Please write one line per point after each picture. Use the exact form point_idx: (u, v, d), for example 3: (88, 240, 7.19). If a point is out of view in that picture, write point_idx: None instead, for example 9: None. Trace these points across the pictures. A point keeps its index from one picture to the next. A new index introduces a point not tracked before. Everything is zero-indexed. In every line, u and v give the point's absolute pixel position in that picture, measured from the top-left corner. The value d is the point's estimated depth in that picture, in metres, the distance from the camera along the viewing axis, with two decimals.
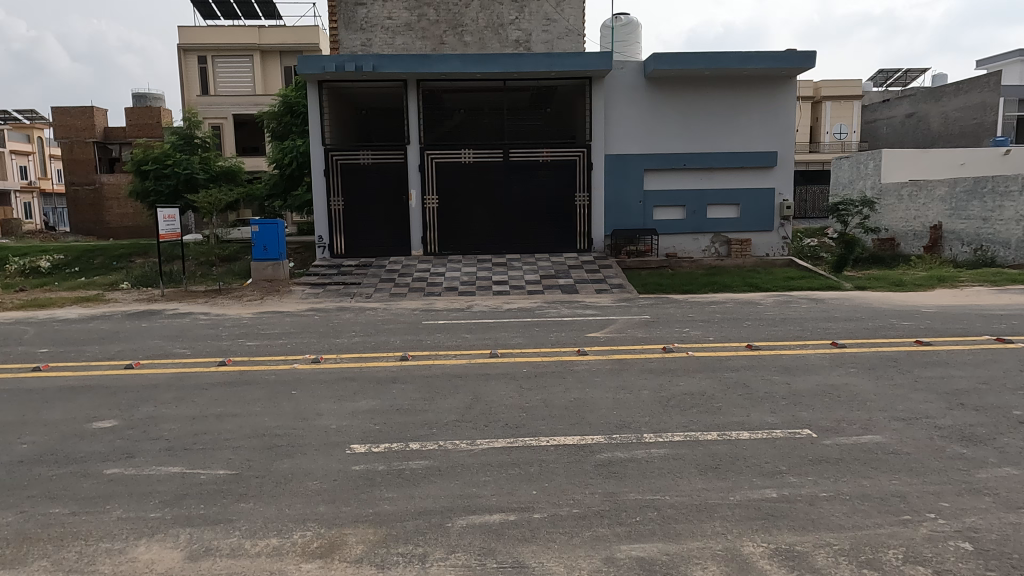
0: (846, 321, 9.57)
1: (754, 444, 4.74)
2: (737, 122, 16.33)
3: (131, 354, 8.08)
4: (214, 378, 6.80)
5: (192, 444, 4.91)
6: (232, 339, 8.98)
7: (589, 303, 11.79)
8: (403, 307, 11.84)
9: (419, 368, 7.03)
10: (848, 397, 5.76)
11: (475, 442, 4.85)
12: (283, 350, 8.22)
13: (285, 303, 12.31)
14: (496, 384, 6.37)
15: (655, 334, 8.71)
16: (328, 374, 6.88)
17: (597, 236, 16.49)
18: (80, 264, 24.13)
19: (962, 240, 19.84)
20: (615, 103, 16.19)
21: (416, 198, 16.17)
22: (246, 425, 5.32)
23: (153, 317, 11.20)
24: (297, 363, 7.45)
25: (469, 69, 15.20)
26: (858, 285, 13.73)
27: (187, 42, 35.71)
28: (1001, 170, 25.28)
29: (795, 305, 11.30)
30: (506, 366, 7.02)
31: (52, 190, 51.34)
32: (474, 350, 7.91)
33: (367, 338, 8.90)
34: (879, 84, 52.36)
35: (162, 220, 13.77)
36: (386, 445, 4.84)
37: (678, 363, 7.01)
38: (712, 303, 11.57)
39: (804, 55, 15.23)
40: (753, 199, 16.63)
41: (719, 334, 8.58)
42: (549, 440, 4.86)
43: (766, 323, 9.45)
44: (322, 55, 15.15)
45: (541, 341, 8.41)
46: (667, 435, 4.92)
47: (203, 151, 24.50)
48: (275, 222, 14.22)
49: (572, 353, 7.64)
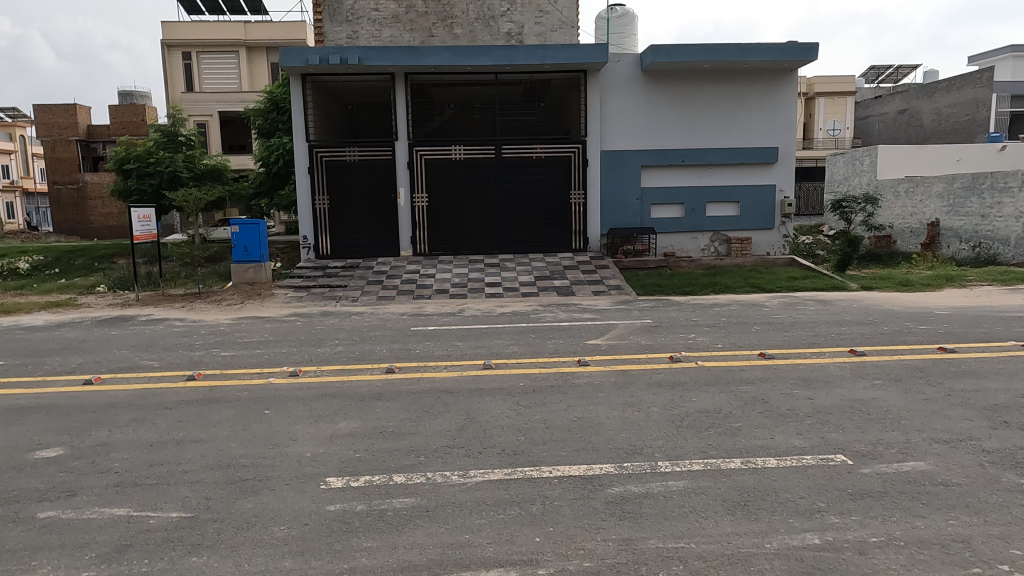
0: (859, 325, 9.04)
1: (783, 475, 4.19)
2: (736, 116, 15.82)
3: (93, 368, 7.43)
4: (180, 396, 6.18)
5: (145, 479, 4.31)
6: (205, 349, 8.34)
7: (587, 307, 11.22)
8: (391, 312, 11.22)
9: (406, 383, 6.43)
10: (880, 415, 5.22)
11: (469, 474, 4.28)
12: (260, 361, 7.60)
13: (267, 308, 11.67)
14: (491, 401, 5.80)
15: (659, 341, 8.16)
16: (307, 391, 6.27)
17: (593, 235, 15.94)
18: (60, 265, 23.37)
19: (961, 237, 19.42)
20: (610, 96, 15.63)
21: (405, 196, 15.57)
22: (208, 454, 4.71)
23: (125, 324, 10.52)
24: (273, 377, 6.83)
25: (459, 61, 14.61)
26: (864, 285, 13.26)
27: (170, 37, 34.86)
28: (995, 167, 24.97)
29: (803, 307, 10.79)
30: (501, 379, 6.44)
31: (36, 189, 50.21)
32: (466, 360, 7.31)
33: (351, 347, 8.28)
34: (872, 80, 52.16)
35: (137, 220, 13.09)
36: (367, 478, 4.25)
37: (688, 375, 6.45)
38: (715, 305, 11.03)
39: (805, 47, 14.71)
40: (754, 196, 16.12)
41: (729, 341, 8.04)
42: (551, 471, 4.29)
43: (776, 328, 8.91)
44: (304, 47, 14.45)
45: (538, 350, 7.83)
46: (684, 463, 4.37)
47: (188, 148, 23.75)
48: (256, 223, 13.59)
49: (572, 364, 7.07)
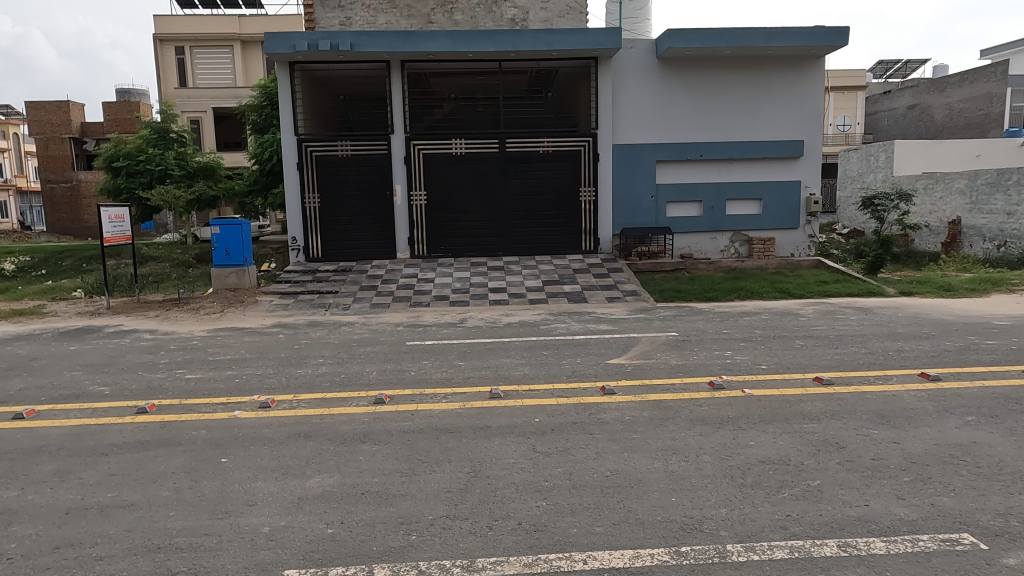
0: (917, 339, 7.92)
1: (900, 569, 3.09)
2: (758, 107, 14.72)
3: (31, 396, 6.33)
4: (123, 437, 5.07)
5: (39, 573, 3.21)
6: (167, 371, 7.22)
7: (602, 316, 10.14)
8: (385, 322, 10.10)
9: (398, 419, 5.33)
10: (993, 470, 4.12)
11: (477, 565, 3.19)
12: (227, 387, 6.48)
13: (249, 318, 10.60)
14: (502, 445, 4.71)
15: (692, 360, 7.05)
16: (277, 430, 5.17)
17: (604, 235, 14.86)
18: (47, 266, 22.30)
19: (984, 235, 18.30)
20: (623, 86, 14.54)
21: (402, 194, 14.48)
22: (135, 531, 3.61)
23: (87, 338, 9.40)
24: (239, 410, 5.72)
25: (460, 47, 13.51)
26: (902, 290, 12.14)
27: (162, 32, 33.80)
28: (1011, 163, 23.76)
29: (843, 316, 9.69)
30: (511, 415, 5.33)
31: (30, 188, 49.04)
32: (470, 388, 6.18)
33: (338, 367, 7.19)
34: (879, 76, 51.07)
35: (107, 221, 11.94)
36: (339, 573, 3.16)
37: (738, 408, 5.34)
38: (745, 315, 9.94)
39: (835, 32, 13.57)
40: (777, 193, 15.02)
41: (774, 360, 6.94)
42: (585, 559, 3.21)
43: (824, 344, 7.79)
44: (290, 32, 13.30)
45: (554, 371, 6.71)
46: (762, 548, 3.28)
47: (179, 145, 22.63)
48: (237, 224, 12.48)
49: (595, 392, 5.94)
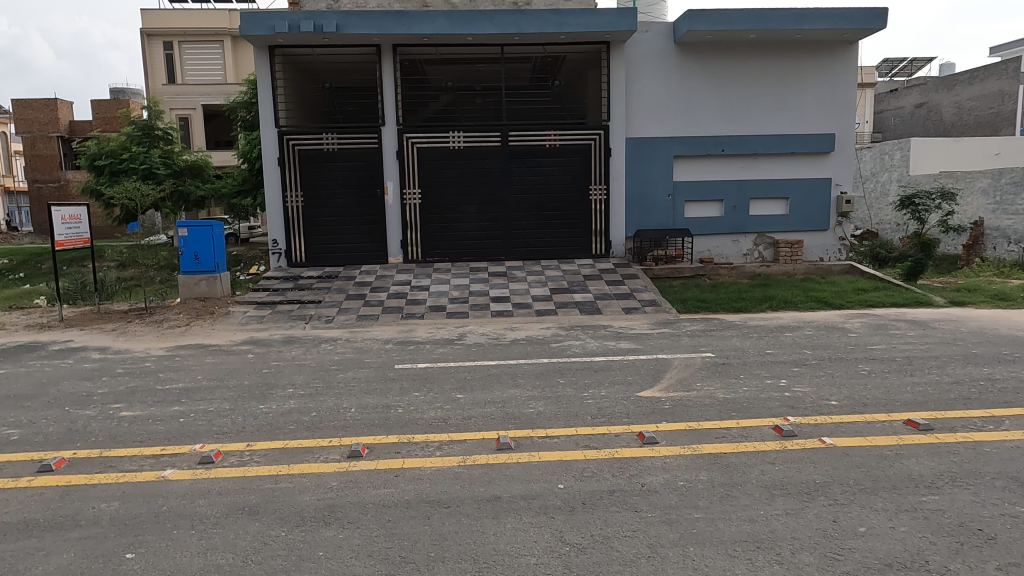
0: (1003, 364, 6.60)
1: None
2: (786, 97, 13.46)
3: None
4: (4, 514, 3.75)
5: None
6: (100, 406, 5.87)
7: (621, 331, 8.83)
8: (372, 339, 8.77)
9: (378, 486, 4.01)
10: None
11: None
12: (167, 431, 5.14)
13: (216, 334, 9.26)
14: (517, 532, 3.40)
15: (744, 393, 5.74)
16: (216, 502, 3.86)
17: (617, 238, 13.58)
18: (26, 269, 20.94)
19: (1010, 237, 16.94)
20: (637, 73, 13.27)
21: (393, 193, 13.20)
22: None
23: (22, 358, 8.03)
24: (172, 468, 4.39)
25: (458, 30, 12.24)
26: (951, 299, 10.86)
27: (149, 26, 32.48)
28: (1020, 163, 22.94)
29: (896, 332, 8.39)
30: (522, 482, 4.00)
31: (18, 188, 47.47)
32: (472, 434, 4.86)
33: (309, 402, 5.86)
34: (883, 75, 49.83)
35: (60, 222, 10.61)
36: None
37: (826, 470, 4.06)
38: (785, 330, 8.64)
39: (872, 14, 12.32)
40: (805, 192, 13.77)
41: (845, 394, 5.63)
42: None
43: (894, 370, 6.47)
44: (269, 13, 12.06)
45: (575, 410, 5.39)
46: None
47: (165, 143, 21.05)
48: (208, 225, 11.23)
49: (631, 442, 4.63)
